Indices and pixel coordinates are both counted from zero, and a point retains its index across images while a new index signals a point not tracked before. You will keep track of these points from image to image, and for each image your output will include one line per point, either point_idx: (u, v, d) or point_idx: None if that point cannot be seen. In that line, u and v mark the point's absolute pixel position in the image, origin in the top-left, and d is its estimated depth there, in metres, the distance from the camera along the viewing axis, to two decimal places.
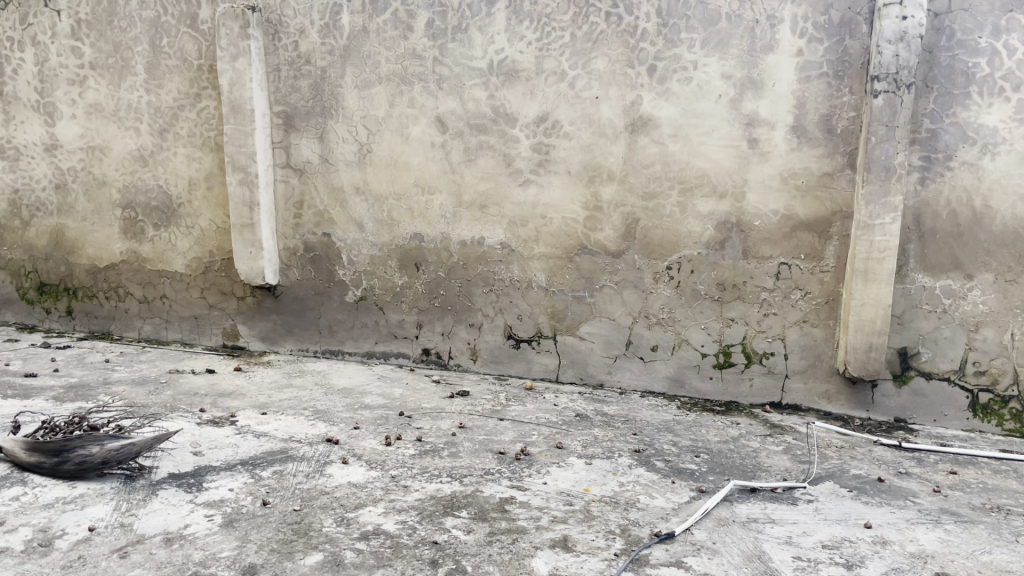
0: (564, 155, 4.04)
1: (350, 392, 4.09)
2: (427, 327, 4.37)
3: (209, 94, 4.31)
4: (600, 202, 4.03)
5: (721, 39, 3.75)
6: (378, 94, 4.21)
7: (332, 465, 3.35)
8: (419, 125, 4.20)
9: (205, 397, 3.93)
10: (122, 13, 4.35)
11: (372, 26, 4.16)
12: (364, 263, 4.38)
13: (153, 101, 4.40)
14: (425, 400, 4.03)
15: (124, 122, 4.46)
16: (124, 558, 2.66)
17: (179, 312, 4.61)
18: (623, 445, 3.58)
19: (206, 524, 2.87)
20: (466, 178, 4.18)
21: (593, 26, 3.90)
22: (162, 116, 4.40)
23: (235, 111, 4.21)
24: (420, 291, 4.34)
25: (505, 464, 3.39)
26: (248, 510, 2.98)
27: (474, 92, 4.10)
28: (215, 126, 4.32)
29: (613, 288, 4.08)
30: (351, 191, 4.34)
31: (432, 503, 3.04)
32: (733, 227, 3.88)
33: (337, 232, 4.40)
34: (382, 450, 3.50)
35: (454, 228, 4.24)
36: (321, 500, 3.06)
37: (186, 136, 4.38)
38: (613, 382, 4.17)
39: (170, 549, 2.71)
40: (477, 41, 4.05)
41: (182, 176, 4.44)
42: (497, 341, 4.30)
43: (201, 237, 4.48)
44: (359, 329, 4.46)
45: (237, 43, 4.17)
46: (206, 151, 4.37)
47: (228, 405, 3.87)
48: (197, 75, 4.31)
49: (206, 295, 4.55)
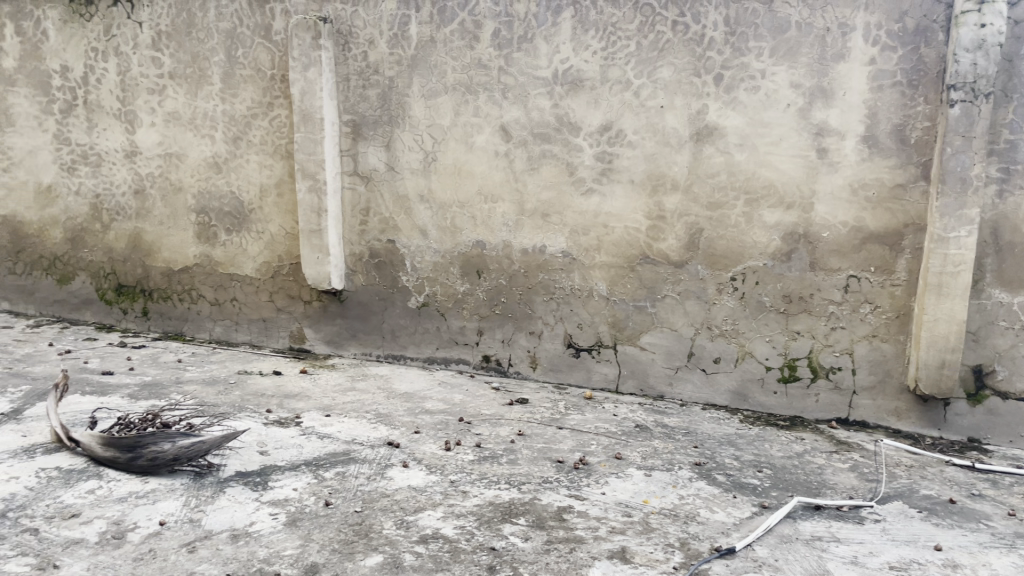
0: (628, 164, 4.03)
1: (412, 396, 4.15)
2: (488, 334, 4.40)
3: (282, 103, 4.43)
4: (663, 212, 4.01)
5: (790, 47, 3.70)
6: (444, 103, 4.27)
7: (393, 468, 3.40)
8: (483, 133, 4.24)
9: (272, 398, 4.03)
10: (200, 24, 4.49)
11: (440, 36, 4.22)
12: (427, 270, 4.44)
13: (228, 110, 4.54)
14: (485, 406, 4.06)
15: (200, 130, 4.60)
16: (192, 552, 2.74)
17: (248, 315, 4.73)
18: (683, 458, 3.54)
19: (271, 522, 2.94)
20: (529, 186, 4.20)
21: (660, 35, 3.89)
22: (236, 125, 4.54)
23: (306, 119, 4.32)
24: (481, 298, 4.38)
25: (563, 473, 3.39)
26: (311, 510, 3.04)
27: (539, 101, 4.12)
28: (286, 134, 4.45)
29: (675, 298, 4.05)
30: (415, 198, 4.41)
31: (490, 509, 3.06)
32: (800, 238, 3.81)
33: (401, 239, 4.46)
34: (442, 455, 3.53)
35: (516, 235, 4.27)
36: (382, 502, 3.11)
37: (259, 144, 4.51)
38: (674, 394, 4.13)
39: (236, 546, 2.79)
40: (543, 51, 4.08)
41: (253, 183, 4.57)
42: (557, 349, 4.30)
43: (271, 242, 4.60)
44: (421, 334, 4.52)
45: (309, 53, 4.28)
46: (277, 159, 4.49)
47: (293, 406, 3.96)
48: (270, 85, 4.44)
49: (275, 299, 4.67)
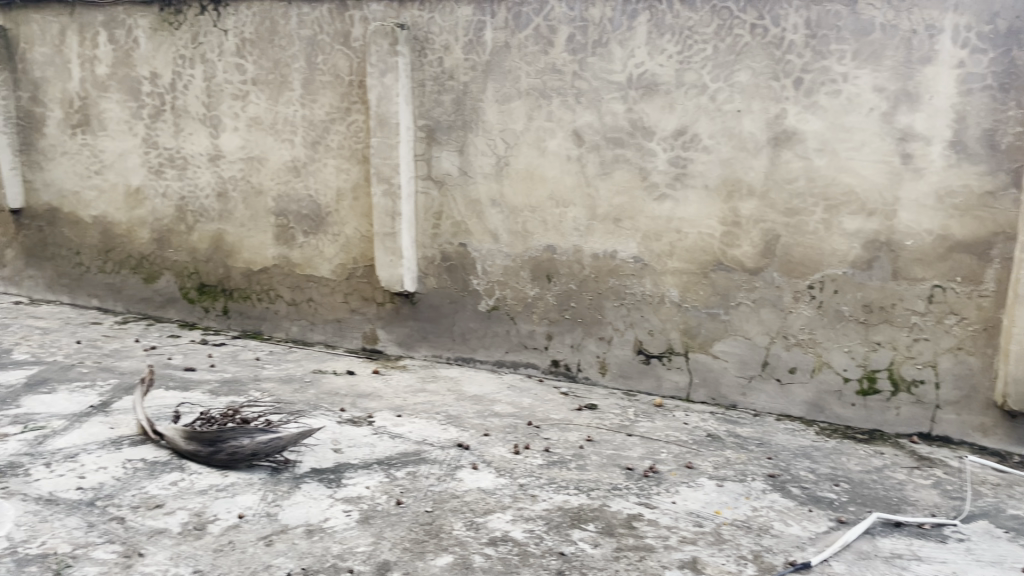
0: (703, 169, 3.97)
1: (481, 399, 4.17)
2: (557, 338, 4.39)
3: (359, 109, 4.52)
4: (738, 217, 3.94)
5: (874, 50, 3.60)
6: (517, 108, 4.28)
7: (463, 469, 3.43)
8: (556, 138, 4.23)
9: (345, 397, 4.11)
10: (282, 32, 4.57)
11: (514, 41, 4.23)
12: (498, 274, 4.46)
13: (307, 115, 4.62)
14: (554, 410, 4.06)
15: (280, 135, 4.69)
16: (269, 546, 2.81)
17: (323, 315, 4.81)
18: (757, 469, 3.47)
19: (344, 519, 3.00)
20: (602, 191, 4.19)
21: (738, 38, 3.83)
22: (315, 129, 4.62)
23: (382, 124, 4.40)
24: (552, 302, 4.37)
25: (633, 481, 3.36)
26: (383, 508, 3.09)
27: (612, 105, 4.10)
28: (363, 139, 4.53)
29: (750, 306, 3.97)
30: (487, 202, 4.43)
31: (559, 514, 3.05)
32: (882, 246, 3.70)
33: (472, 243, 4.49)
34: (511, 458, 3.54)
35: (587, 240, 4.26)
36: (452, 503, 3.14)
37: (336, 148, 4.60)
38: (747, 404, 4.06)
39: (311, 541, 2.85)
40: (617, 55, 4.06)
41: (331, 187, 4.66)
42: (627, 355, 4.27)
43: (346, 244, 4.69)
44: (490, 337, 4.54)
45: (386, 59, 4.35)
46: (354, 163, 4.58)
47: (366, 405, 4.03)
48: (348, 90, 4.52)
49: (349, 300, 4.75)
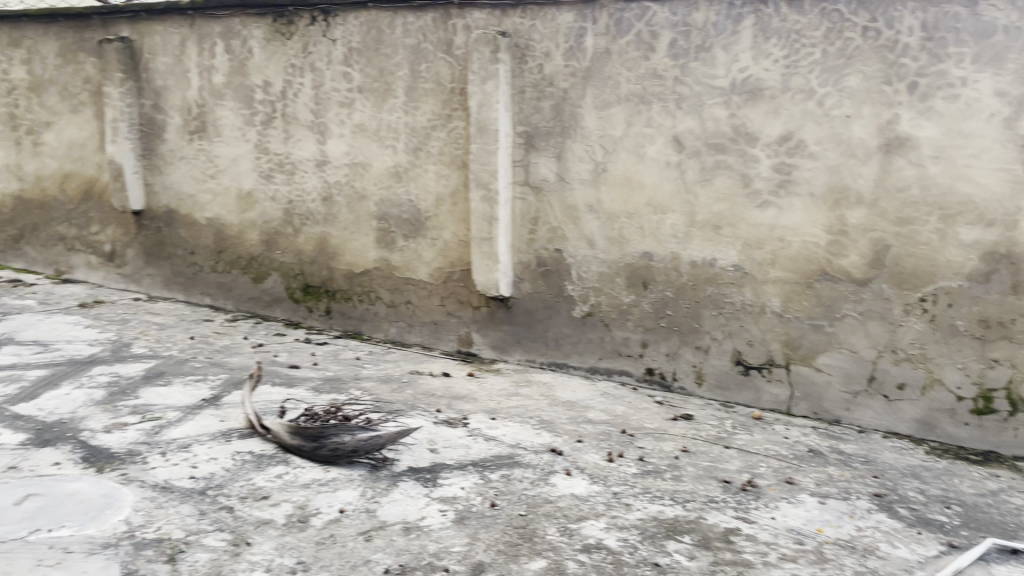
0: (808, 176, 3.86)
1: (575, 405, 4.17)
2: (652, 346, 4.35)
3: (459, 116, 4.59)
4: (845, 226, 3.81)
5: (996, 53, 3.43)
6: (617, 114, 4.25)
7: (557, 475, 3.43)
8: (655, 144, 4.19)
9: (441, 398, 4.17)
10: (388, 41, 4.68)
11: (615, 47, 4.21)
12: (593, 280, 4.44)
13: (409, 121, 4.72)
14: (649, 419, 4.02)
15: (384, 141, 4.80)
16: (368, 541, 2.89)
17: (421, 317, 4.90)
18: (861, 487, 3.34)
19: (440, 518, 3.05)
20: (701, 198, 4.12)
21: (848, 42, 3.71)
22: (417, 136, 4.72)
23: (482, 131, 4.45)
24: (647, 310, 4.33)
25: (730, 494, 3.29)
26: (477, 509, 3.12)
27: (714, 111, 4.03)
28: (463, 145, 4.60)
29: (856, 318, 3.84)
30: (584, 208, 4.42)
31: (654, 524, 3.02)
32: (1002, 258, 3.51)
33: (568, 248, 4.49)
34: (605, 466, 3.52)
35: (685, 247, 4.20)
36: (545, 508, 3.14)
37: (437, 155, 4.69)
38: (851, 419, 3.91)
39: (408, 538, 2.91)
40: (721, 60, 3.99)
41: (431, 192, 4.75)
42: (725, 366, 4.18)
43: (444, 248, 4.76)
44: (585, 344, 4.53)
45: (487, 67, 4.41)
46: (453, 169, 4.65)
47: (461, 407, 4.08)
48: (449, 98, 4.60)
49: (445, 303, 4.82)
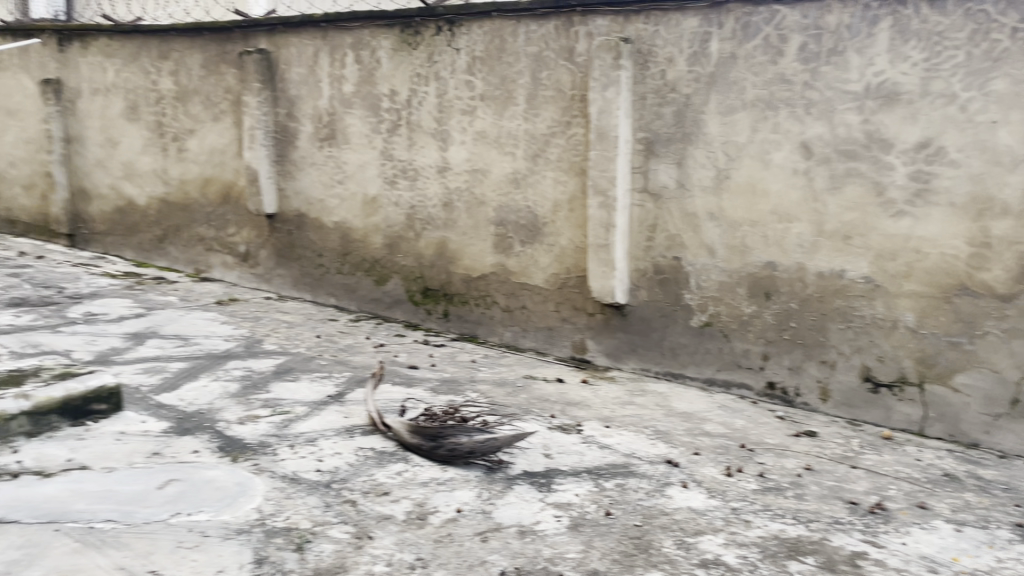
0: (948, 185, 3.66)
1: (691, 417, 4.09)
2: (774, 359, 4.22)
3: (579, 122, 4.58)
4: (989, 238, 3.59)
5: None
6: (741, 120, 4.16)
7: (673, 487, 3.37)
8: (782, 150, 4.07)
9: (555, 404, 4.18)
10: (511, 49, 4.74)
11: (741, 52, 4.12)
12: (713, 289, 4.35)
13: (529, 128, 4.75)
14: (769, 434, 3.90)
15: (504, 148, 4.85)
16: (484, 542, 2.92)
17: (536, 323, 4.93)
18: (1002, 516, 3.14)
19: (555, 524, 3.06)
20: (830, 207, 3.97)
21: (995, 43, 3.50)
22: (536, 142, 4.74)
23: (602, 137, 4.45)
24: (769, 321, 4.21)
25: (857, 516, 3.15)
26: (592, 517, 3.11)
27: (846, 116, 3.88)
28: (581, 152, 4.58)
29: (1000, 336, 3.60)
30: (705, 216, 4.34)
31: (776, 543, 2.93)
32: None
33: (687, 256, 4.42)
34: (723, 480, 3.44)
35: (812, 258, 4.05)
36: (661, 519, 3.10)
37: (555, 161, 4.69)
38: (992, 444, 3.68)
39: (523, 542, 2.93)
40: (854, 64, 3.84)
41: (548, 198, 4.75)
42: (852, 382, 4.01)
43: (560, 255, 4.76)
44: (702, 354, 4.44)
45: (609, 73, 4.40)
46: (572, 175, 4.64)
47: (575, 414, 4.08)
48: (569, 105, 4.61)
49: (560, 309, 4.82)
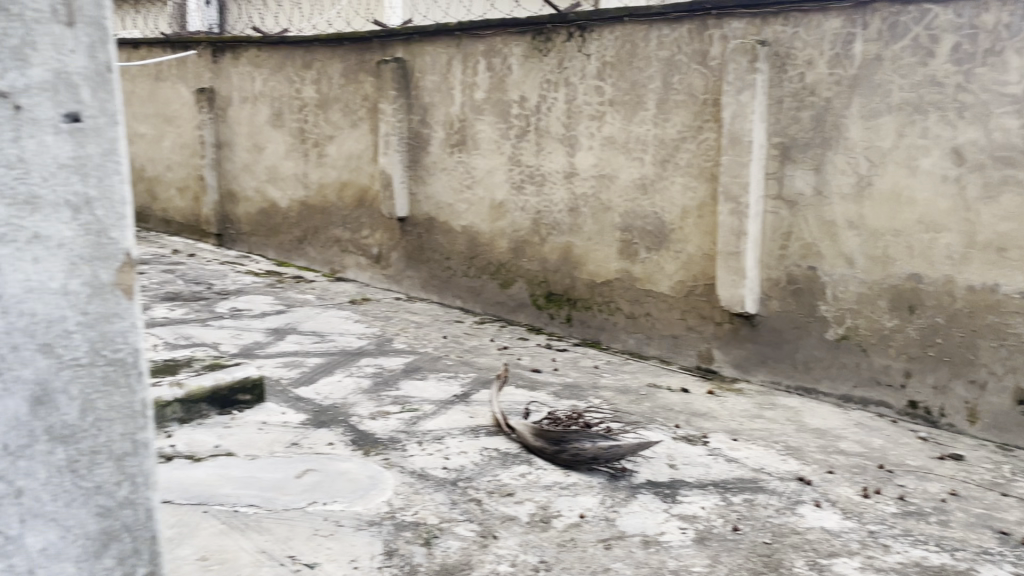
0: None
1: (824, 433, 3.93)
2: (916, 377, 3.99)
3: (711, 127, 4.49)
4: None
5: None
6: (886, 124, 3.95)
7: (804, 505, 3.25)
8: (930, 156, 3.84)
9: (680, 413, 4.11)
10: (642, 54, 4.70)
11: (888, 53, 3.92)
12: (850, 301, 4.16)
13: (659, 133, 4.69)
14: (910, 456, 3.69)
15: (632, 153, 4.79)
16: (608, 549, 2.91)
17: (660, 330, 4.85)
18: None
19: (680, 536, 3.01)
20: (983, 217, 3.71)
21: None
22: (665, 148, 4.67)
23: (735, 143, 4.34)
24: (912, 336, 3.98)
25: (1009, 548, 2.94)
26: (719, 531, 3.04)
27: (1004, 120, 3.62)
28: (713, 157, 4.49)
29: None
30: (843, 224, 4.15)
31: (916, 570, 2.78)
32: None
33: (823, 266, 4.24)
34: (859, 501, 3.28)
35: (961, 270, 3.80)
36: (792, 538, 2.99)
37: (685, 166, 4.61)
38: None
39: (648, 551, 2.90)
40: (1014, 65, 3.58)
41: (676, 204, 4.67)
42: (1005, 405, 3.74)
43: (688, 262, 4.68)
44: (837, 369, 4.24)
45: (744, 77, 4.30)
46: (701, 180, 4.55)
47: (700, 424, 3.99)
48: (701, 109, 4.52)
49: (686, 317, 4.74)
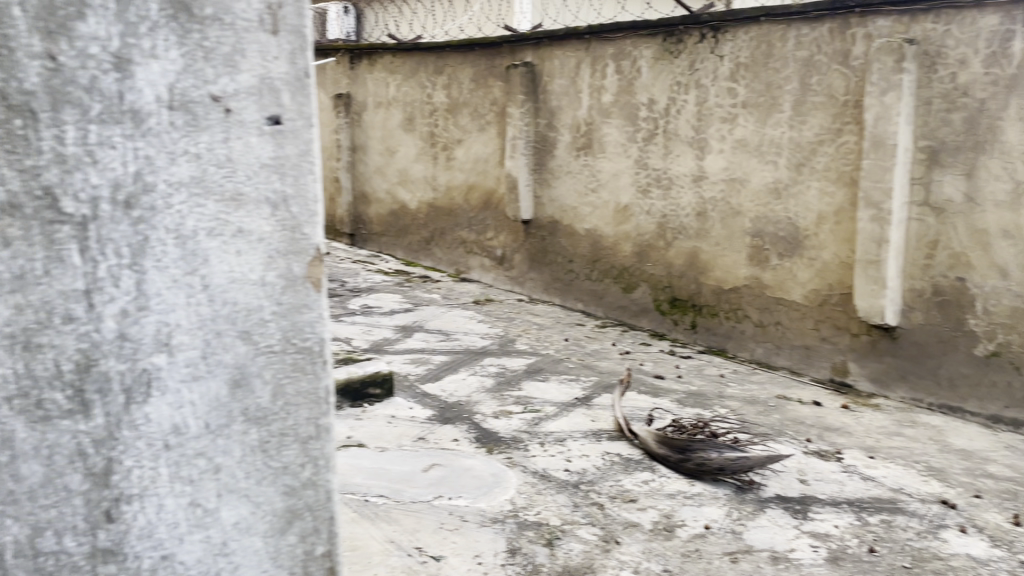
0: None
1: (970, 454, 3.12)
2: None
3: (852, 129, 3.60)
4: None
5: None
6: None
7: (947, 530, 2.66)
8: None
9: (809, 428, 3.41)
10: (778, 54, 3.84)
11: None
12: (1003, 316, 3.22)
13: (796, 136, 3.81)
14: None
15: (764, 157, 3.92)
16: (734, 563, 2.49)
17: (791, 339, 3.94)
18: None
19: (811, 554, 2.52)
20: None
21: None
22: (801, 151, 3.80)
23: (877, 146, 3.45)
24: None
25: None
26: (853, 552, 2.54)
27: None
28: (853, 161, 3.60)
29: None
30: (998, 235, 3.21)
31: None
32: None
33: (973, 278, 3.30)
34: (1012, 529, 2.67)
35: None
36: (935, 564, 2.46)
37: (822, 170, 3.73)
38: None
39: (777, 568, 2.45)
40: None
41: (812, 210, 3.79)
42: None
43: (823, 270, 3.79)
44: (987, 388, 3.30)
45: (889, 77, 3.41)
46: (840, 186, 3.67)
47: (831, 439, 3.31)
48: (841, 111, 3.64)
49: (821, 328, 3.82)
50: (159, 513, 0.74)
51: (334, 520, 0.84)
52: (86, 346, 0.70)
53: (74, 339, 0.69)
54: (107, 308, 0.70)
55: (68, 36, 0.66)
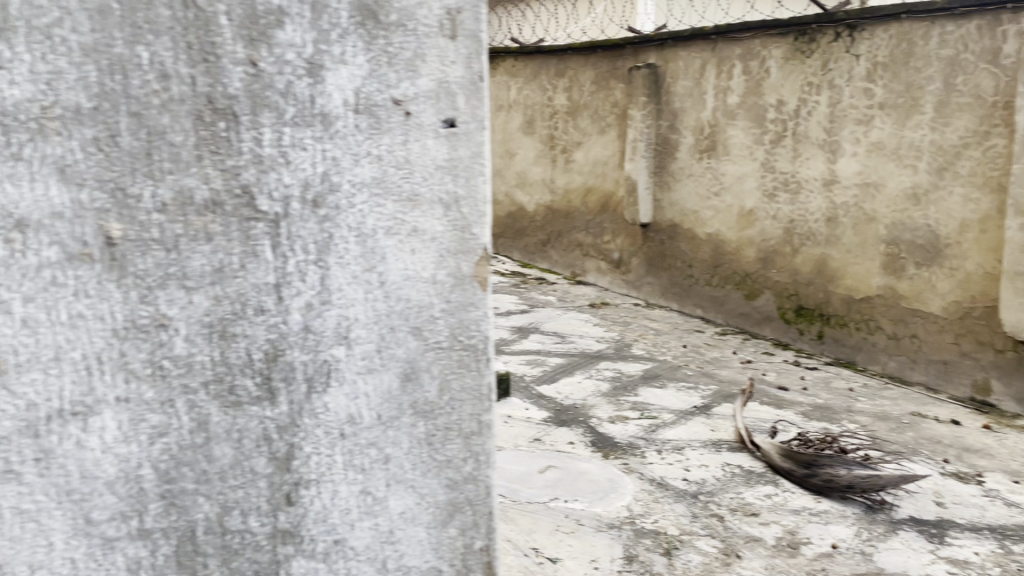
0: None
1: None
2: None
3: (1003, 132, 3.21)
4: None
5: None
6: None
7: None
8: None
9: (951, 447, 3.09)
10: (920, 53, 3.46)
11: None
12: None
13: (937, 139, 3.43)
14: None
15: (903, 160, 3.55)
16: None
17: (928, 354, 3.56)
18: None
19: None
20: None
21: None
22: (943, 154, 3.40)
23: None
24: None
25: None
26: None
27: None
28: (1003, 165, 3.22)
29: None
30: None
31: None
32: None
33: None
34: None
35: None
36: None
37: (967, 174, 3.33)
38: None
39: None
40: None
41: (955, 217, 3.40)
42: None
43: (966, 281, 3.39)
44: None
45: None
46: (988, 192, 3.27)
47: (976, 462, 2.97)
48: (991, 112, 3.25)
49: (962, 342, 3.43)
50: (334, 501, 0.77)
51: (493, 516, 0.85)
52: (276, 337, 0.74)
53: (264, 330, 0.74)
54: (293, 301, 0.74)
55: (269, 44, 0.70)
